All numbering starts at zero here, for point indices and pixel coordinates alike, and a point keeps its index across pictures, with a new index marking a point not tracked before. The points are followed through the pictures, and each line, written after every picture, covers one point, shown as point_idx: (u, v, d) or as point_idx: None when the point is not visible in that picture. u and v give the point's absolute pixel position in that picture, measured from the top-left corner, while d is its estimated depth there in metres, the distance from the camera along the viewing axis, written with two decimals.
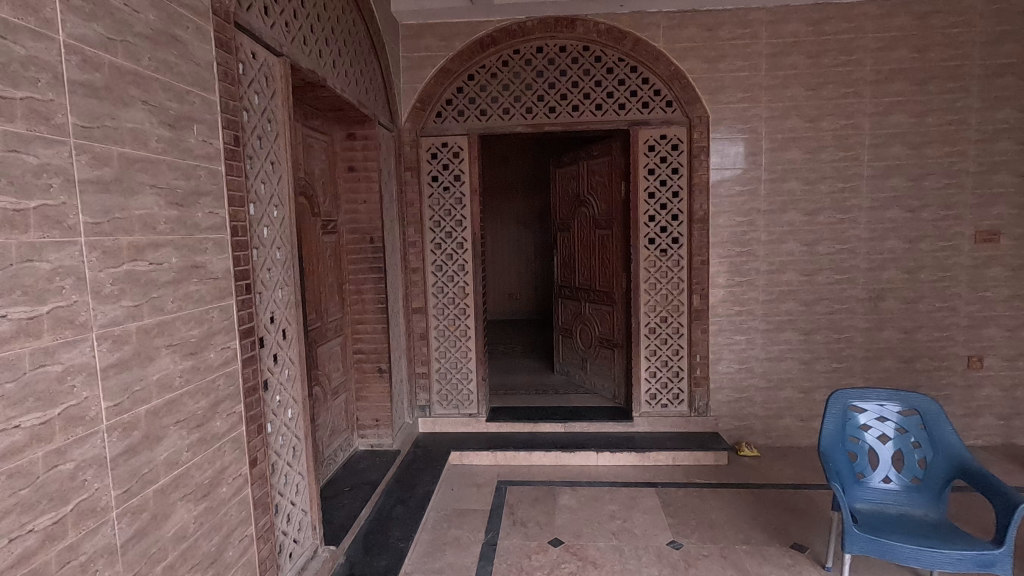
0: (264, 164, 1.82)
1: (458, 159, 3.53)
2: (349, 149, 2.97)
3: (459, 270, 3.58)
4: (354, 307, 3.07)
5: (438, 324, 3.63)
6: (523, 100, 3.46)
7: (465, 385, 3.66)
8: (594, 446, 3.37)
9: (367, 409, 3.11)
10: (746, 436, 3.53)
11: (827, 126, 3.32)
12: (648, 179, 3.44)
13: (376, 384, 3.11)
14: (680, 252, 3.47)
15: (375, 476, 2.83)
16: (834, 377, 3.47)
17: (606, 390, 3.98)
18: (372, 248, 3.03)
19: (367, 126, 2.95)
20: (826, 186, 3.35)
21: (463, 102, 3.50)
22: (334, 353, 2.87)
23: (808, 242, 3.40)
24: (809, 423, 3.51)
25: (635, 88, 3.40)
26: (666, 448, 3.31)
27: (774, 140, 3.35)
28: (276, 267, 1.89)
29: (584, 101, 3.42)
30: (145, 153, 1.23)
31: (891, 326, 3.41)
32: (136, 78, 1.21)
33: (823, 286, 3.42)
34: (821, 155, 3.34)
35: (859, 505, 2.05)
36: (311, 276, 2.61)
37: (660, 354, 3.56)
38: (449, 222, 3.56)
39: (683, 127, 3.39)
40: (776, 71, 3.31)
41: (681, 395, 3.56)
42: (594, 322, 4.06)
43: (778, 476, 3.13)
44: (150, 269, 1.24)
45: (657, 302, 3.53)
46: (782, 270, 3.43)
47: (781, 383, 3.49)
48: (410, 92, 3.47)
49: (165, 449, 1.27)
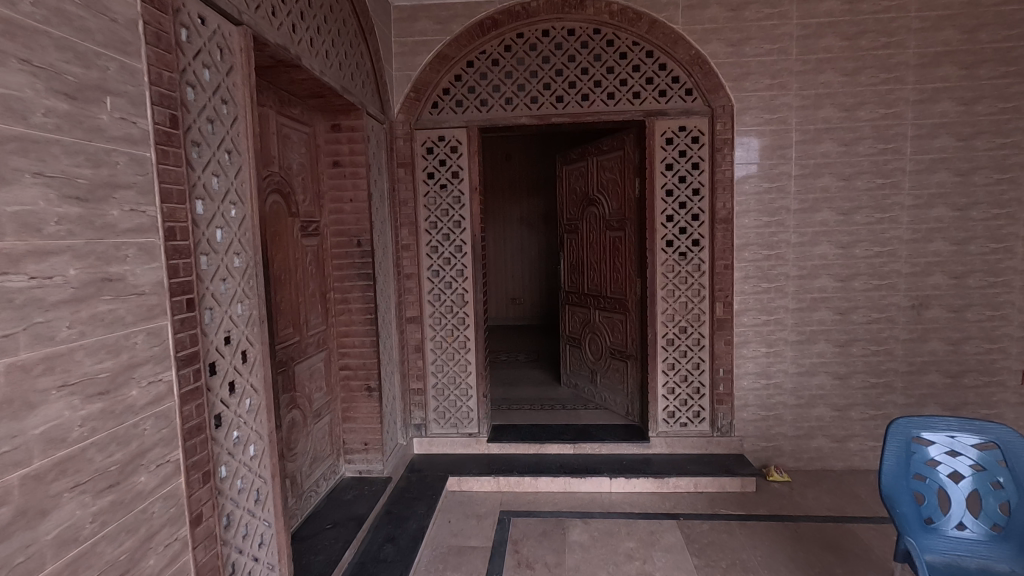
0: (218, 155, 1.52)
1: (456, 153, 3.21)
2: (334, 142, 2.67)
3: (458, 276, 3.27)
4: (339, 318, 2.75)
5: (435, 335, 3.31)
6: (528, 89, 3.15)
7: (464, 402, 3.34)
8: (607, 471, 3.04)
9: (354, 431, 2.80)
10: (774, 458, 3.20)
11: (865, 116, 2.99)
12: (665, 175, 3.12)
13: (364, 404, 2.79)
14: (701, 255, 3.15)
15: (362, 509, 2.51)
16: (873, 394, 3.13)
17: (618, 406, 3.66)
18: (360, 252, 2.72)
19: (353, 116, 2.65)
20: (863, 181, 3.02)
21: (461, 91, 3.19)
22: (316, 371, 2.55)
23: (843, 244, 3.07)
24: (844, 444, 3.17)
25: (651, 74, 3.09)
26: (687, 473, 2.99)
27: (805, 132, 3.02)
28: (233, 278, 1.58)
29: (595, 89, 3.12)
30: (24, 129, 0.92)
31: (936, 337, 3.07)
32: (11, 28, 0.90)
33: (860, 292, 3.09)
34: (858, 148, 3.01)
35: (930, 557, 1.72)
36: (286, 285, 2.29)
37: (679, 368, 3.23)
38: (447, 223, 3.25)
39: (705, 118, 3.07)
40: (808, 55, 2.98)
41: (702, 412, 3.23)
42: (605, 332, 3.74)
43: (814, 506, 2.80)
44: (32, 285, 0.93)
45: (676, 311, 3.20)
46: (814, 275, 3.10)
47: (812, 400, 3.16)
48: (403, 81, 3.15)
49: (55, 525, 0.96)
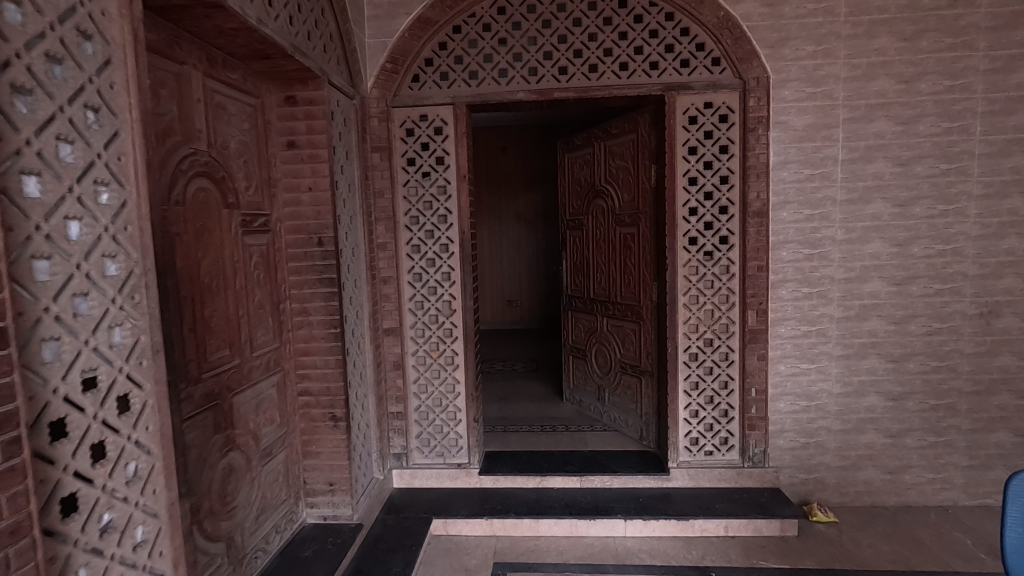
0: (69, 110, 1.03)
1: (441, 135, 2.73)
2: (288, 118, 2.19)
3: (444, 280, 2.78)
4: (298, 333, 2.27)
5: (417, 349, 2.82)
6: (525, 59, 2.67)
7: (451, 427, 2.85)
8: (620, 510, 2.57)
9: (317, 469, 2.32)
10: (815, 493, 2.72)
11: (926, 89, 2.51)
12: (688, 160, 2.64)
13: (328, 436, 2.31)
14: (730, 255, 2.67)
15: (321, 571, 2.01)
16: (933, 419, 2.67)
17: (630, 428, 3.18)
18: (322, 252, 2.23)
19: (311, 86, 2.17)
20: (924, 167, 2.55)
21: (447, 62, 2.70)
22: (266, 400, 2.07)
23: (899, 242, 2.59)
24: (898, 476, 2.70)
25: (671, 41, 2.61)
26: (716, 514, 2.52)
27: (855, 109, 2.54)
28: (103, 293, 1.09)
29: (604, 59, 2.64)
30: None
31: (1007, 351, 2.60)
32: None
33: (919, 298, 2.61)
34: (917, 127, 2.53)
35: None
36: (220, 296, 1.80)
37: (704, 388, 2.75)
38: (430, 218, 2.76)
39: (735, 92, 2.59)
40: (859, 15, 2.50)
41: (730, 439, 2.76)
42: (615, 342, 3.27)
43: (871, 557, 2.33)
44: None
45: (699, 321, 2.72)
46: (864, 278, 2.62)
47: (861, 424, 2.69)
48: (377, 49, 2.66)
49: None
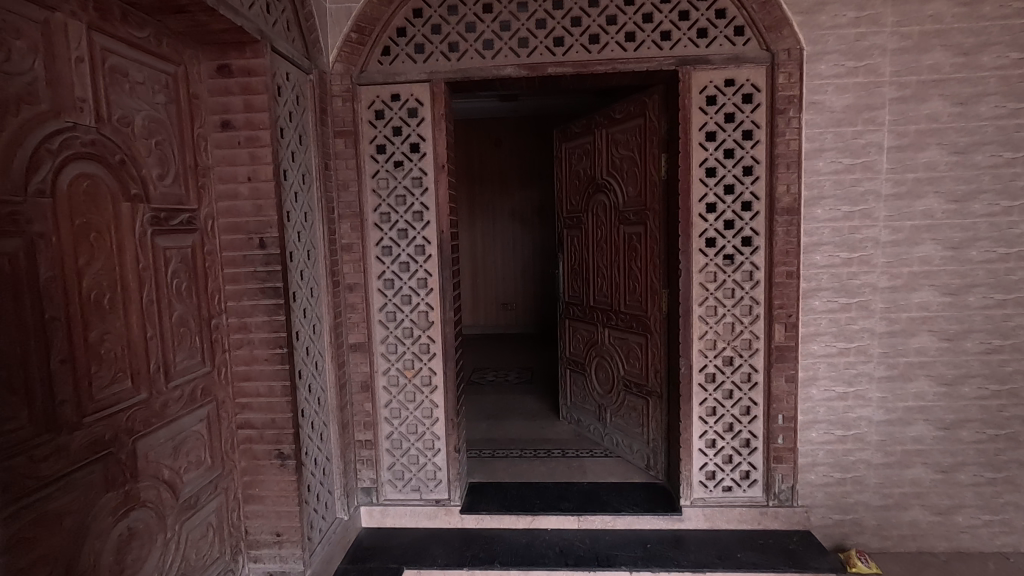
0: None
1: (415, 117, 2.33)
2: (222, 92, 1.79)
3: (419, 287, 2.39)
4: (236, 354, 1.88)
5: (389, 367, 2.43)
6: (515, 28, 2.27)
7: (429, 458, 2.46)
8: (625, 560, 2.17)
9: (261, 516, 1.93)
10: (852, 536, 2.34)
11: (988, 63, 2.11)
12: (705, 148, 2.25)
13: (274, 478, 1.92)
14: (754, 259, 2.27)
15: None
16: (991, 452, 2.27)
17: (635, 455, 2.79)
18: (264, 256, 1.84)
19: (250, 53, 1.77)
20: (984, 156, 2.15)
21: (423, 31, 2.30)
22: (189, 440, 1.67)
23: (955, 244, 2.20)
24: (948, 518, 2.32)
25: (686, 7, 2.21)
26: (739, 565, 2.12)
27: (904, 87, 2.15)
28: None
29: (608, 28, 2.24)
30: None
31: None
32: None
33: (976, 311, 2.22)
34: (977, 108, 2.13)
35: None
36: (117, 315, 1.41)
37: (722, 414, 2.35)
38: (403, 215, 2.36)
39: (761, 67, 2.19)
40: None
41: (753, 474, 2.36)
42: (619, 357, 2.87)
43: None
44: None
45: (718, 335, 2.33)
46: (912, 287, 2.23)
47: (906, 458, 2.30)
48: (340, 16, 2.26)
49: None
